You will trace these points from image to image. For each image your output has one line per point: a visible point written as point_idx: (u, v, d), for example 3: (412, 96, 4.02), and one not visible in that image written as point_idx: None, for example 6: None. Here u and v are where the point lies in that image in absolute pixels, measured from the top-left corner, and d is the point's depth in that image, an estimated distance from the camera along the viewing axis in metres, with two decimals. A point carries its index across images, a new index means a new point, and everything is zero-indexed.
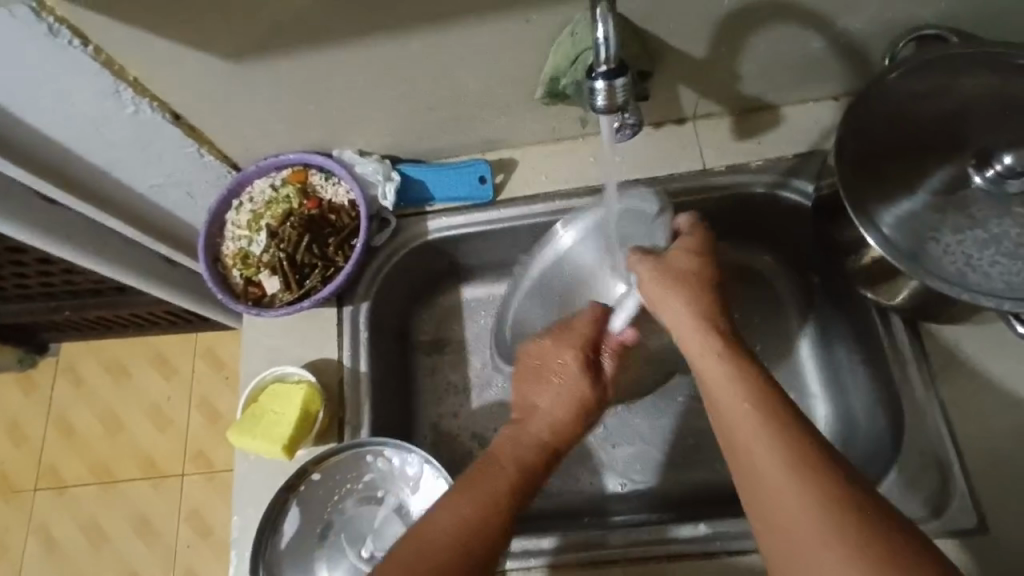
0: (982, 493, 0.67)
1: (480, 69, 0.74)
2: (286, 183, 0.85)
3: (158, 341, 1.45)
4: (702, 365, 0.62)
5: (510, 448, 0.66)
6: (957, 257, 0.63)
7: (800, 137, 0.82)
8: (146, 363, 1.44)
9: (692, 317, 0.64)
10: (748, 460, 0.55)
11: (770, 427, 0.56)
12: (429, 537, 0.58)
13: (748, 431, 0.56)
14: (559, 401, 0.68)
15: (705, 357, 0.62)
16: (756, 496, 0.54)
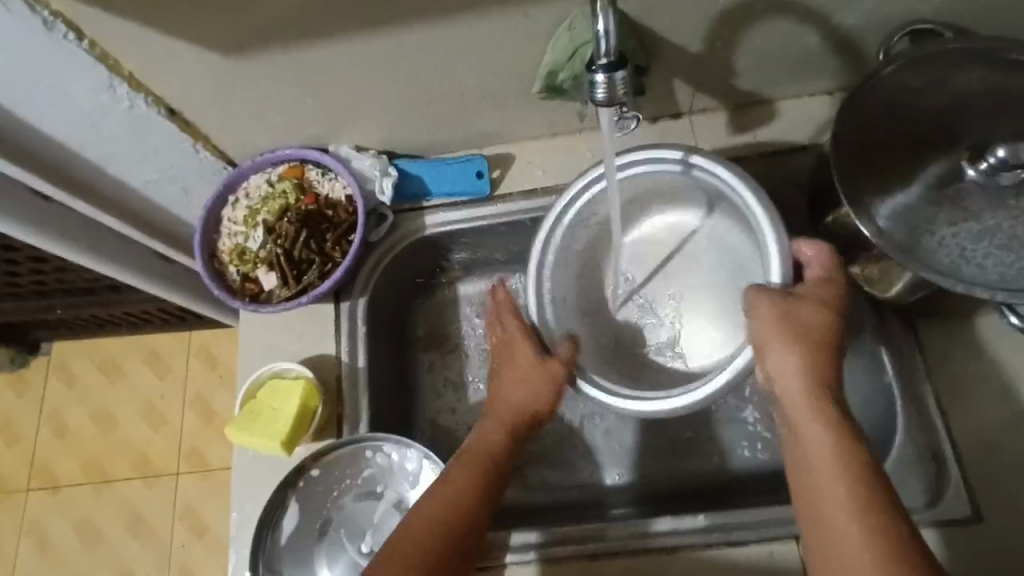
0: (976, 483, 0.68)
1: (477, 63, 0.74)
2: (282, 178, 0.85)
3: (151, 340, 1.44)
4: (794, 410, 0.61)
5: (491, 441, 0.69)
6: (952, 249, 0.63)
7: (796, 132, 0.83)
8: (140, 362, 1.43)
9: (802, 366, 0.61)
10: (829, 544, 0.54)
11: (852, 482, 0.55)
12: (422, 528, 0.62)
13: (827, 481, 0.56)
14: (516, 399, 0.72)
15: (795, 399, 0.61)
16: (819, 537, 0.55)
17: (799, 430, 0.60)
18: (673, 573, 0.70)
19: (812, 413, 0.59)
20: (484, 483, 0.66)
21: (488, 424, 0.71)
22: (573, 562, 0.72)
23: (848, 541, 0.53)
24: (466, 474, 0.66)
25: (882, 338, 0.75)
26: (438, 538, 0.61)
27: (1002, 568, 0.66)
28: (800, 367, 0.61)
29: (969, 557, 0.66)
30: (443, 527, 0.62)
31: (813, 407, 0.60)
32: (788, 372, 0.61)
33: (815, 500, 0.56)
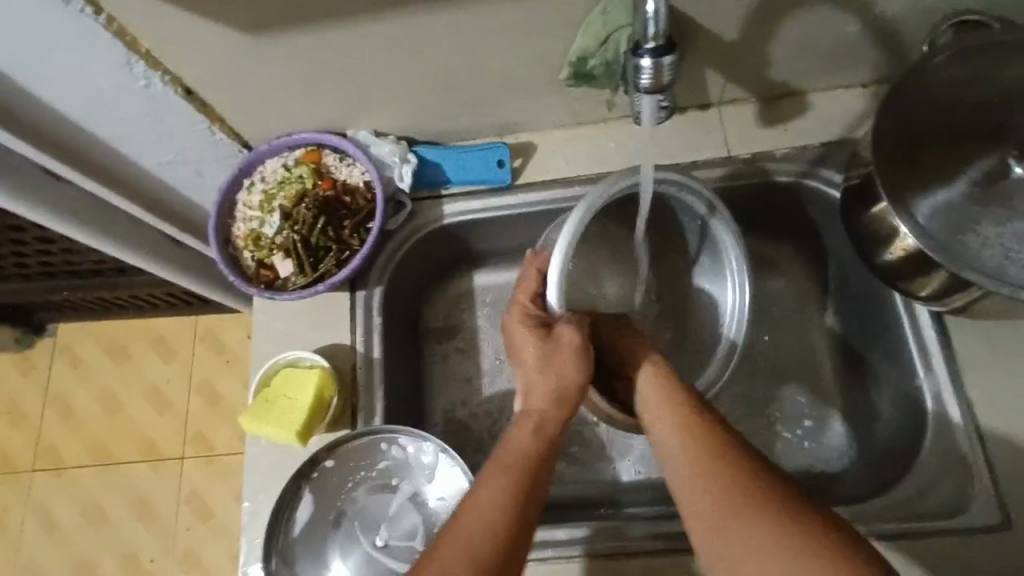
0: (1008, 491, 0.66)
1: (505, 47, 0.71)
2: (299, 163, 0.83)
3: (159, 323, 1.43)
4: (682, 467, 0.59)
5: (517, 445, 0.62)
6: (996, 250, 0.61)
7: (828, 125, 0.80)
8: (146, 345, 1.42)
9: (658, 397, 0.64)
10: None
11: (777, 538, 0.52)
12: (467, 539, 0.54)
13: (750, 549, 0.53)
14: (547, 389, 0.65)
15: (681, 456, 0.59)
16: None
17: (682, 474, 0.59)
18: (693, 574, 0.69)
19: (705, 466, 0.57)
20: (527, 495, 0.58)
21: (517, 423, 0.64)
22: (592, 561, 0.71)
23: None
24: (500, 490, 0.58)
25: (914, 339, 0.73)
26: (486, 569, 0.53)
27: None
28: (671, 423, 0.62)
29: (1000, 567, 0.64)
30: (489, 544, 0.54)
31: (698, 458, 0.58)
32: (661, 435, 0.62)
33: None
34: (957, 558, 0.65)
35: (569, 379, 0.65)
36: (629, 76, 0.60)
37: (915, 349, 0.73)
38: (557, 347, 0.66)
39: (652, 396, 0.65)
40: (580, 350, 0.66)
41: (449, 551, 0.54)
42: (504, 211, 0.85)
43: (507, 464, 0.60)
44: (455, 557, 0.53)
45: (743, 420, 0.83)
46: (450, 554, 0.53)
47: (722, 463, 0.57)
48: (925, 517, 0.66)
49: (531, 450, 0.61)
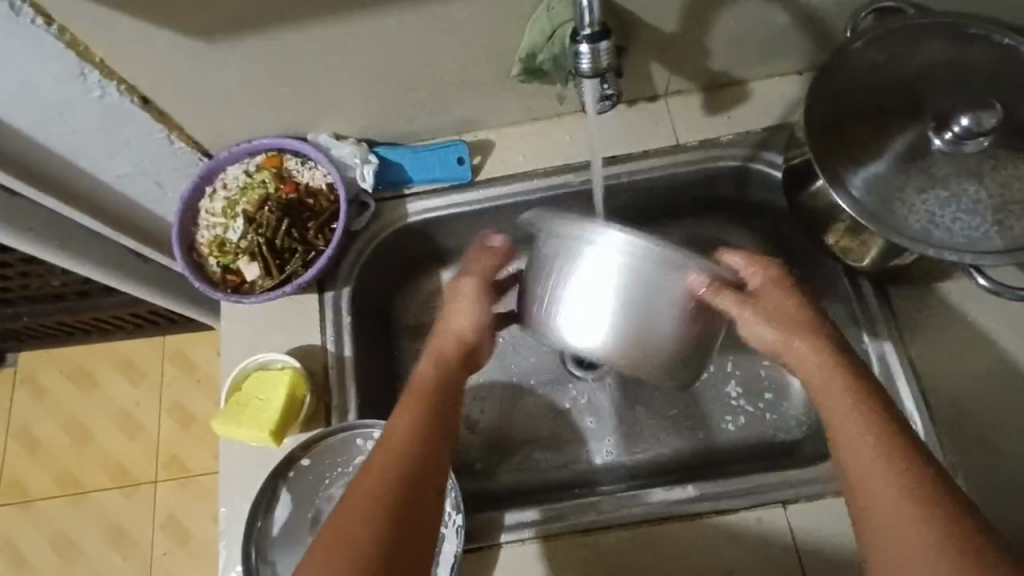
0: (951, 442, 0.70)
1: (455, 45, 0.74)
2: (260, 168, 0.84)
3: (125, 345, 1.41)
4: (822, 391, 0.58)
5: (422, 382, 0.65)
6: (922, 215, 0.66)
7: (769, 111, 0.85)
8: (113, 368, 1.40)
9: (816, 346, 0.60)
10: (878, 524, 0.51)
11: (891, 479, 0.52)
12: (381, 474, 0.58)
13: (866, 477, 0.53)
14: (452, 328, 0.68)
15: (826, 383, 0.58)
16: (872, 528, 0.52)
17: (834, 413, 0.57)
18: (665, 544, 0.72)
19: (840, 396, 0.57)
20: (431, 423, 0.62)
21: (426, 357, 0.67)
22: (568, 538, 0.73)
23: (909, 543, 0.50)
24: (407, 418, 0.62)
25: (858, 307, 0.77)
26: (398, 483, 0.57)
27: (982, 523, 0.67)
28: (811, 353, 0.60)
29: None
30: (403, 472, 0.58)
31: (844, 387, 0.57)
32: (804, 355, 0.60)
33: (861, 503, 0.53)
34: None
35: (468, 324, 0.68)
36: (569, 64, 0.64)
37: (859, 316, 0.77)
38: (458, 292, 0.69)
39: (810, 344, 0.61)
40: (480, 294, 0.68)
41: (365, 485, 0.57)
42: (467, 207, 0.88)
43: (415, 401, 0.63)
44: (370, 494, 0.56)
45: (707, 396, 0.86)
46: (367, 492, 0.57)
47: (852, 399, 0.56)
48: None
49: (434, 384, 0.65)
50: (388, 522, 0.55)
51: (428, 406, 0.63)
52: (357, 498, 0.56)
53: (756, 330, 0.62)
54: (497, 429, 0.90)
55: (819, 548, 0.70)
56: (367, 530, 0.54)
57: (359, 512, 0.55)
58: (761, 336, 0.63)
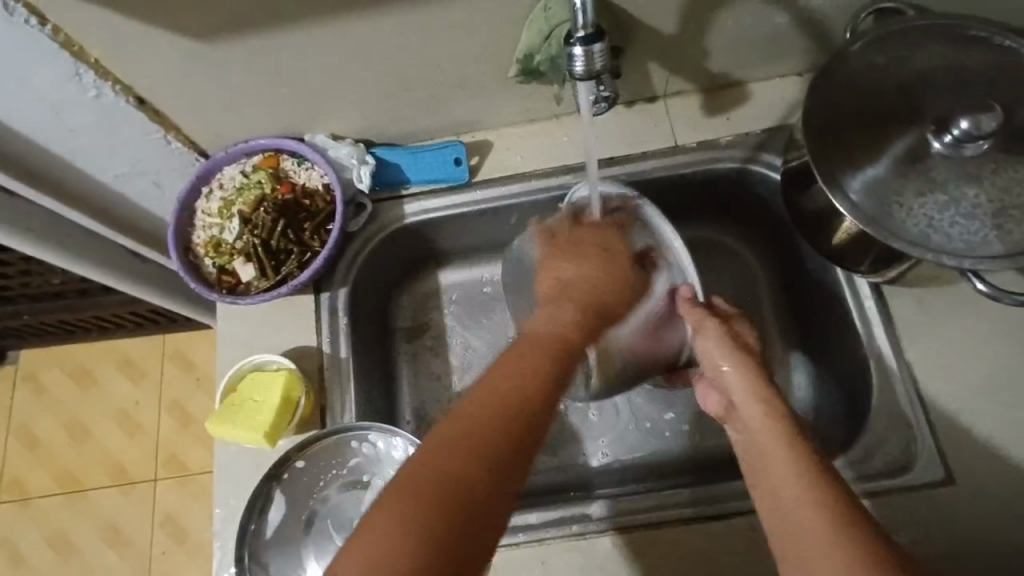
0: (950, 448, 0.70)
1: (452, 46, 0.73)
2: (257, 168, 0.84)
3: (124, 344, 1.41)
4: (764, 439, 0.58)
5: (544, 335, 0.64)
6: (920, 219, 0.65)
7: (768, 112, 0.84)
8: (112, 367, 1.40)
9: (745, 373, 0.64)
10: (787, 532, 0.51)
11: (844, 540, 0.48)
12: (483, 417, 0.54)
13: (815, 538, 0.49)
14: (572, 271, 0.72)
15: (767, 436, 0.58)
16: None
17: (757, 435, 0.59)
18: (660, 548, 0.71)
19: (779, 447, 0.57)
20: (547, 378, 0.59)
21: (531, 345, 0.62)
22: (562, 542, 0.72)
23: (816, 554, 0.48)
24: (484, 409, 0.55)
25: (857, 311, 0.77)
26: (497, 434, 0.53)
27: (981, 531, 0.66)
28: (751, 401, 0.62)
29: (947, 520, 0.67)
30: (500, 421, 0.54)
31: (764, 413, 0.60)
32: (750, 410, 0.62)
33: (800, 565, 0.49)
34: (907, 513, 0.67)
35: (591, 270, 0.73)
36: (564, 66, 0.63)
37: (858, 320, 0.77)
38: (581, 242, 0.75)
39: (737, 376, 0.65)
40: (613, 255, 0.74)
41: (469, 423, 0.53)
42: (465, 209, 0.87)
43: (536, 353, 0.61)
44: (472, 434, 0.53)
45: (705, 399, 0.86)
46: (465, 432, 0.53)
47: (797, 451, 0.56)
48: (870, 475, 0.70)
49: (557, 342, 0.64)
50: (474, 471, 0.50)
51: (549, 362, 0.61)
52: (454, 435, 0.52)
53: (711, 356, 0.68)
54: None
55: None
56: (448, 472, 0.50)
57: (416, 508, 0.47)
58: (710, 358, 0.68)
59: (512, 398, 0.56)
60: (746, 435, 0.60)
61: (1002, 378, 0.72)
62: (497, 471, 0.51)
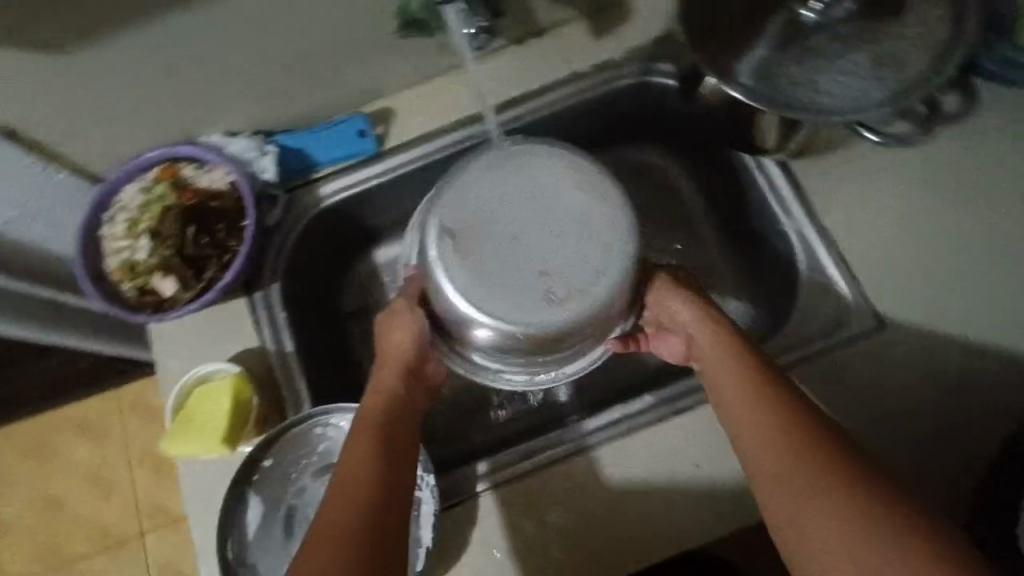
0: (881, 300, 0.73)
1: (325, 11, 0.72)
2: (156, 182, 0.80)
3: (77, 407, 1.35)
4: (721, 368, 0.62)
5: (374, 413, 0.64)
6: (805, 85, 0.67)
7: (654, 22, 0.85)
8: (70, 433, 1.34)
9: (703, 335, 0.64)
10: (787, 500, 0.54)
11: (816, 482, 0.53)
12: (346, 501, 0.55)
13: (767, 454, 0.56)
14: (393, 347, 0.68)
15: (718, 363, 0.62)
16: (791, 518, 0.53)
17: (728, 405, 0.60)
18: (635, 457, 0.74)
19: (745, 403, 0.59)
20: (390, 454, 0.61)
21: (370, 392, 0.66)
22: (539, 472, 0.74)
23: (827, 519, 0.51)
24: (362, 468, 0.58)
25: (772, 193, 0.79)
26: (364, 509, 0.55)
27: (923, 369, 0.70)
28: (710, 342, 0.64)
29: (890, 365, 0.71)
30: (363, 500, 0.56)
31: (733, 376, 0.61)
32: (714, 366, 0.63)
33: (778, 505, 0.54)
34: (853, 368, 0.71)
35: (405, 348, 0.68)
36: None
37: (774, 203, 0.79)
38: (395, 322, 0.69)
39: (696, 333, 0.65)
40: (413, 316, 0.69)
41: (329, 513, 0.55)
42: (380, 179, 0.86)
43: (374, 433, 0.62)
44: (338, 515, 0.55)
45: None
46: (336, 506, 0.55)
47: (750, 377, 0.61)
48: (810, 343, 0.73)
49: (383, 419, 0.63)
50: (351, 538, 0.53)
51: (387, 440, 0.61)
52: (326, 522, 0.54)
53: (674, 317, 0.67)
54: (461, 393, 0.90)
55: None
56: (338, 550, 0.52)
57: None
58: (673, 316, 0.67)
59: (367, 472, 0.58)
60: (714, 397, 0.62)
61: (914, 226, 0.75)
62: (374, 534, 0.54)
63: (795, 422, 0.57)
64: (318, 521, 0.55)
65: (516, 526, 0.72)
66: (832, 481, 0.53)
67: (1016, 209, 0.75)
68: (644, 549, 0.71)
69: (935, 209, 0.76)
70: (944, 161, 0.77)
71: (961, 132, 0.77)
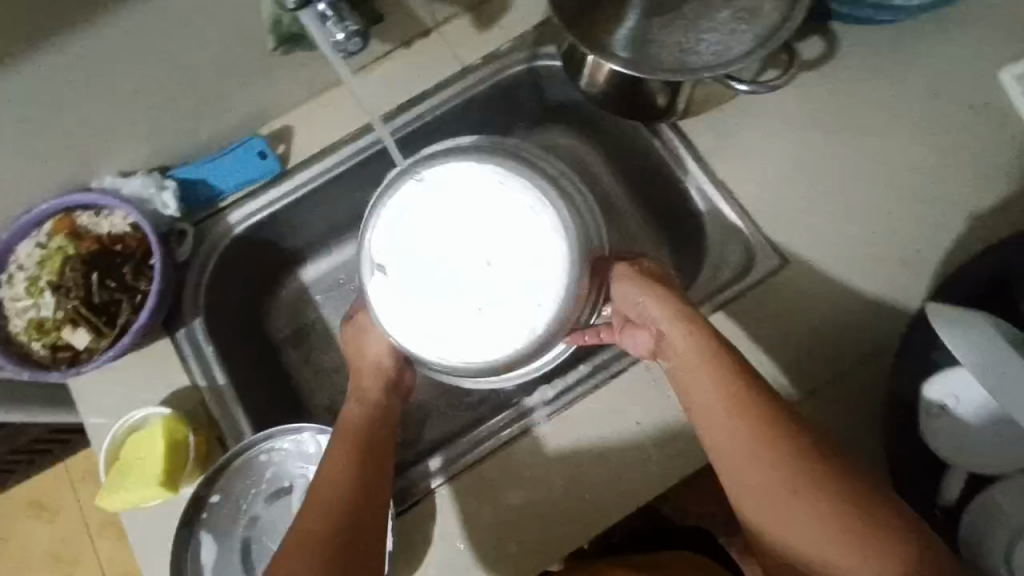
0: (782, 239, 0.78)
1: (198, 39, 0.71)
2: (52, 235, 0.77)
3: (24, 488, 1.26)
4: (686, 353, 0.65)
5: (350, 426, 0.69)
6: (674, 48, 0.73)
7: (534, 8, 0.87)
8: (22, 517, 1.26)
9: (677, 335, 0.66)
10: (751, 487, 0.60)
11: (784, 478, 0.59)
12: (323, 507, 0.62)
13: (742, 448, 0.60)
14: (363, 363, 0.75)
15: (688, 361, 0.65)
16: (758, 504, 0.60)
17: (698, 399, 0.64)
18: (581, 427, 0.76)
19: (721, 404, 0.62)
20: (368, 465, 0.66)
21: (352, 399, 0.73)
22: (492, 457, 0.75)
23: (795, 512, 0.58)
24: (337, 482, 0.64)
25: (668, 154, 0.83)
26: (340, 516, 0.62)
27: (827, 295, 0.75)
28: (679, 331, 0.66)
29: (798, 298, 0.76)
30: (338, 508, 0.62)
31: (709, 378, 0.63)
32: (683, 358, 0.65)
33: (746, 492, 0.60)
34: (765, 306, 0.75)
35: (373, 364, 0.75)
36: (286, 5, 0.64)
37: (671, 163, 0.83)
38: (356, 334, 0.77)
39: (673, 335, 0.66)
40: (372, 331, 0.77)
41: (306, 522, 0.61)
42: (290, 197, 0.85)
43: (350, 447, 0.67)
44: (317, 521, 0.61)
45: None
46: (313, 512, 0.62)
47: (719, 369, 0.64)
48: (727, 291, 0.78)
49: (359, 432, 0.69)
50: (327, 542, 0.60)
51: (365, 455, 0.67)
52: (304, 526, 0.61)
53: (635, 304, 0.70)
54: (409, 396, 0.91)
55: None
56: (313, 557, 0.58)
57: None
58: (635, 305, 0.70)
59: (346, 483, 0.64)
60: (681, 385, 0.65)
61: (804, 165, 0.79)
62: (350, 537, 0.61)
63: (772, 424, 0.61)
64: (298, 525, 0.62)
65: (476, 513, 0.74)
66: (803, 480, 0.58)
67: (892, 136, 0.79)
68: (601, 514, 0.74)
69: (820, 148, 0.80)
70: (821, 102, 0.81)
71: (832, 73, 0.82)
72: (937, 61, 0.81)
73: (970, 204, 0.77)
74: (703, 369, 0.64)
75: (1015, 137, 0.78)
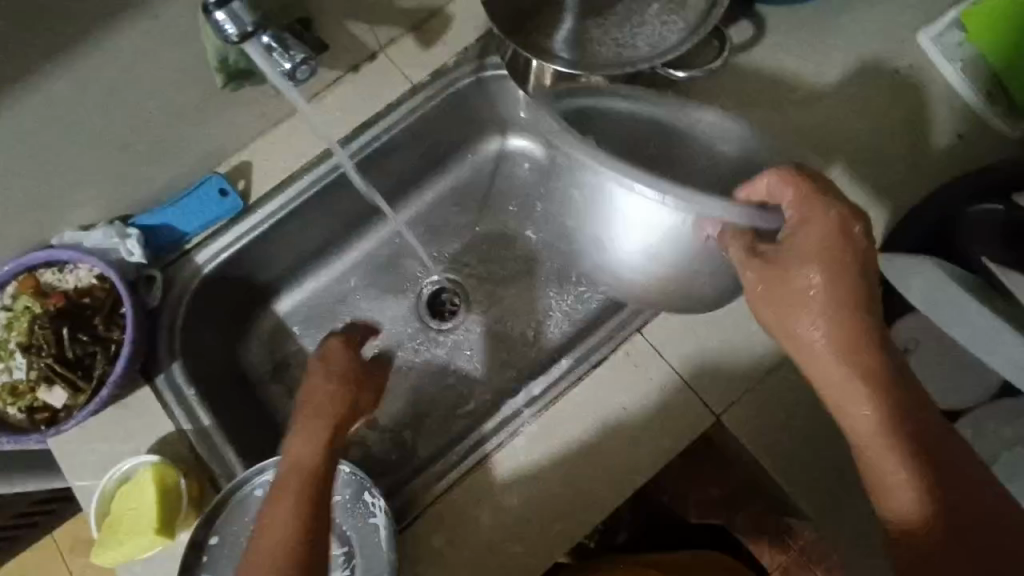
0: None
1: (144, 84, 0.71)
2: (17, 296, 0.76)
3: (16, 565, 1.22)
4: (838, 357, 0.56)
5: (296, 467, 0.62)
6: (611, 45, 0.77)
7: (473, 22, 0.90)
8: None
9: (830, 335, 0.57)
10: (899, 504, 0.54)
11: (947, 499, 0.53)
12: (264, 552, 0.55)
13: (891, 454, 0.54)
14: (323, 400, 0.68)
15: (845, 362, 0.56)
16: (898, 519, 0.54)
17: (851, 401, 0.56)
18: (572, 420, 0.77)
19: (883, 413, 0.55)
20: (308, 505, 0.58)
21: (296, 444, 0.64)
22: (489, 462, 0.76)
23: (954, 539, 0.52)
24: (280, 521, 0.57)
25: None
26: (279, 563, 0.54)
27: None
28: (844, 337, 0.56)
29: None
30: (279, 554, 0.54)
31: (871, 381, 0.55)
32: (835, 369, 0.56)
33: (892, 506, 0.54)
34: None
35: (326, 401, 0.68)
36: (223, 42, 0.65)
37: None
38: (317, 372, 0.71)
39: (824, 339, 0.57)
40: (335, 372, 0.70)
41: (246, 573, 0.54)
42: (257, 231, 0.85)
43: (295, 483, 0.60)
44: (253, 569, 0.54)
45: (548, 280, 0.96)
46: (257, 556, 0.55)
47: (880, 368, 0.56)
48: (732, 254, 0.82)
49: (302, 472, 0.61)
50: None
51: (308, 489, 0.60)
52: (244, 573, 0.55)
53: (778, 302, 0.59)
54: (399, 414, 0.91)
55: (682, 351, 0.78)
56: None
57: None
58: (783, 307, 0.59)
59: (292, 521, 0.57)
60: (828, 390, 0.57)
61: None
62: None
63: (928, 436, 0.54)
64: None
65: (478, 517, 0.74)
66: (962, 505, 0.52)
67: (828, 106, 0.83)
68: (602, 502, 0.75)
69: (764, 124, 0.83)
70: (759, 80, 0.85)
71: (765, 52, 0.85)
72: (858, 31, 0.86)
73: (907, 160, 0.81)
74: (869, 364, 0.56)
75: (939, 93, 0.83)
